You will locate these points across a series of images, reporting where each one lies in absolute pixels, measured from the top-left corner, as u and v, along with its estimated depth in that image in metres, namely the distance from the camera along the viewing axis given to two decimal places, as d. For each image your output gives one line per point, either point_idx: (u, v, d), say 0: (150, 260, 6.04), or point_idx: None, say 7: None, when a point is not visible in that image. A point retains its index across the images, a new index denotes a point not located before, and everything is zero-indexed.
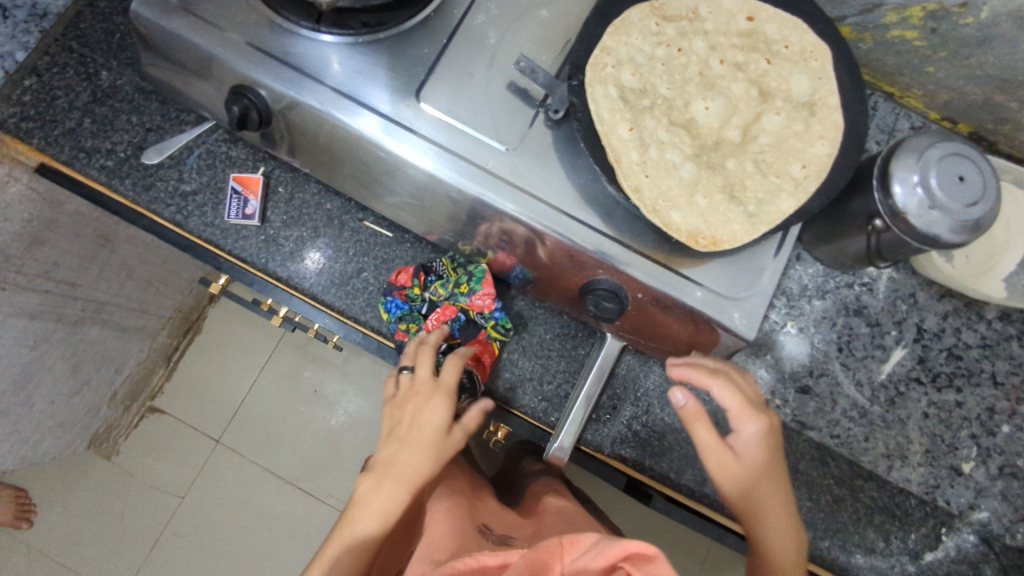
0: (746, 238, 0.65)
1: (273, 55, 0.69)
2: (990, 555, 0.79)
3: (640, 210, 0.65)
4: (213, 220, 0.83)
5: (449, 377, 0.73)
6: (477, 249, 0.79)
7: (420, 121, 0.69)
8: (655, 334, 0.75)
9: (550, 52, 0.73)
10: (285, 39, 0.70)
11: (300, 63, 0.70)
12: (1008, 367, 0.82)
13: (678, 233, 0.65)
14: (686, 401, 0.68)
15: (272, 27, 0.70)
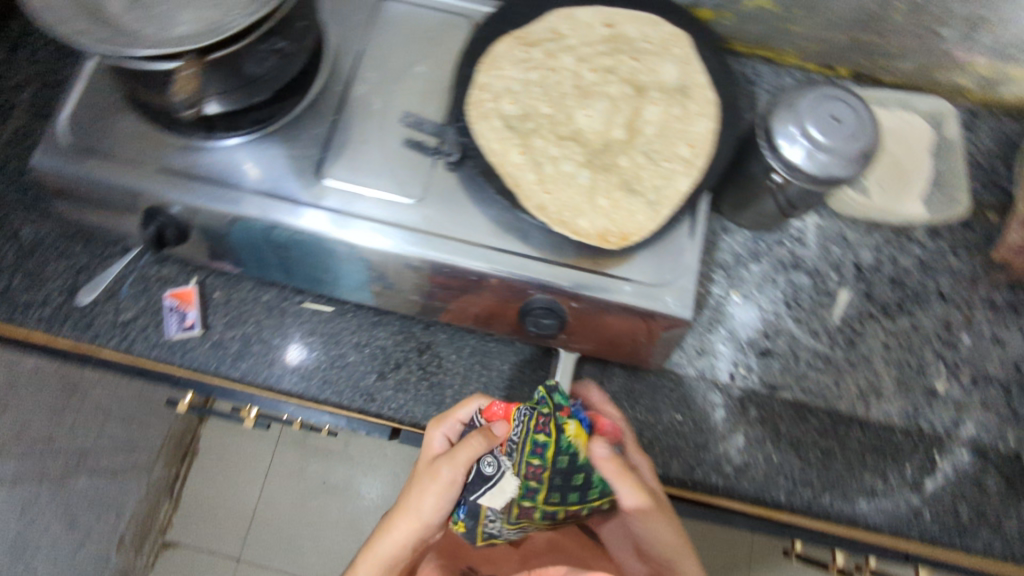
0: (653, 226, 0.68)
1: (187, 176, 0.72)
2: (991, 468, 0.78)
3: (548, 225, 0.67)
4: (159, 339, 0.83)
5: (460, 453, 0.64)
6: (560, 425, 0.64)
7: (329, 197, 0.72)
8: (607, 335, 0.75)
9: (434, 101, 0.77)
10: (195, 158, 0.73)
11: (217, 179, 0.72)
12: (949, 279, 0.86)
13: (590, 237, 0.67)
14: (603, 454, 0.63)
15: (180, 151, 0.73)
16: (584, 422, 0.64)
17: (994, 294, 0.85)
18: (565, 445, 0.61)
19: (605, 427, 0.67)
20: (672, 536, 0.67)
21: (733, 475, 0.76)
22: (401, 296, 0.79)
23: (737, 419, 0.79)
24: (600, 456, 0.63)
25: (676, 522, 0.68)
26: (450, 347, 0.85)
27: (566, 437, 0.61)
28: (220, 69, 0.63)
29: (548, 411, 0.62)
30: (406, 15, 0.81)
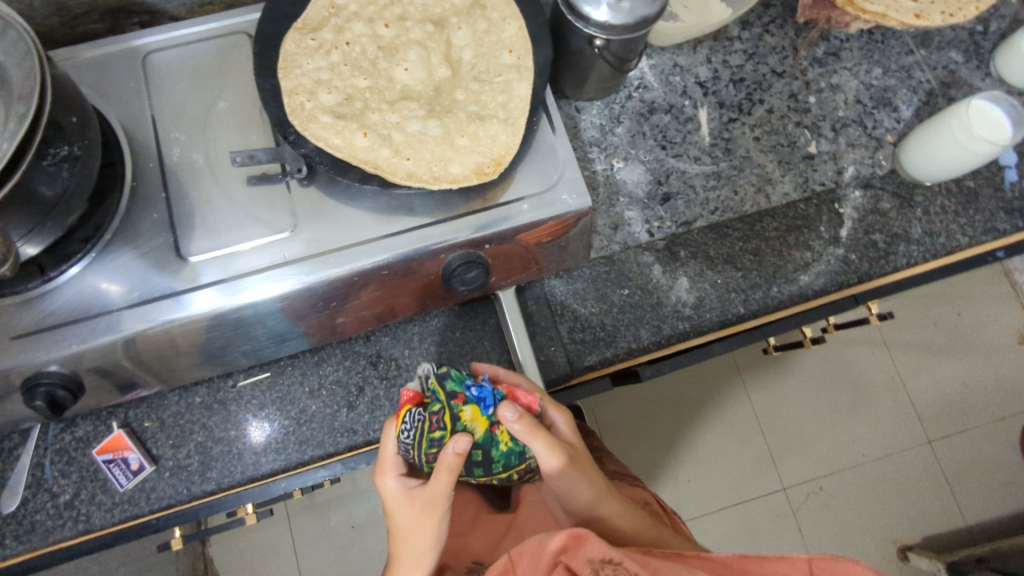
0: (517, 139, 0.68)
1: (46, 327, 0.65)
2: (882, 192, 0.87)
3: (427, 188, 0.66)
4: (114, 499, 0.77)
5: (438, 485, 0.61)
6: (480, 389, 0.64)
7: (205, 272, 0.67)
8: (528, 256, 0.76)
9: (254, 129, 0.72)
10: (42, 305, 0.66)
11: (80, 313, 0.65)
12: (776, 57, 0.93)
13: (469, 178, 0.66)
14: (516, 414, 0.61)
15: (19, 305, 0.65)
16: (486, 399, 0.64)
17: (815, 50, 0.93)
18: (460, 430, 0.62)
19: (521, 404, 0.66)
20: (589, 490, 0.65)
21: (694, 313, 0.81)
22: (327, 324, 0.76)
23: (673, 266, 0.83)
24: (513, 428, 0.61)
25: (590, 471, 0.66)
26: (398, 345, 0.83)
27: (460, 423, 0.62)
28: (15, 210, 0.56)
29: (437, 406, 0.63)
30: (178, 60, 0.75)
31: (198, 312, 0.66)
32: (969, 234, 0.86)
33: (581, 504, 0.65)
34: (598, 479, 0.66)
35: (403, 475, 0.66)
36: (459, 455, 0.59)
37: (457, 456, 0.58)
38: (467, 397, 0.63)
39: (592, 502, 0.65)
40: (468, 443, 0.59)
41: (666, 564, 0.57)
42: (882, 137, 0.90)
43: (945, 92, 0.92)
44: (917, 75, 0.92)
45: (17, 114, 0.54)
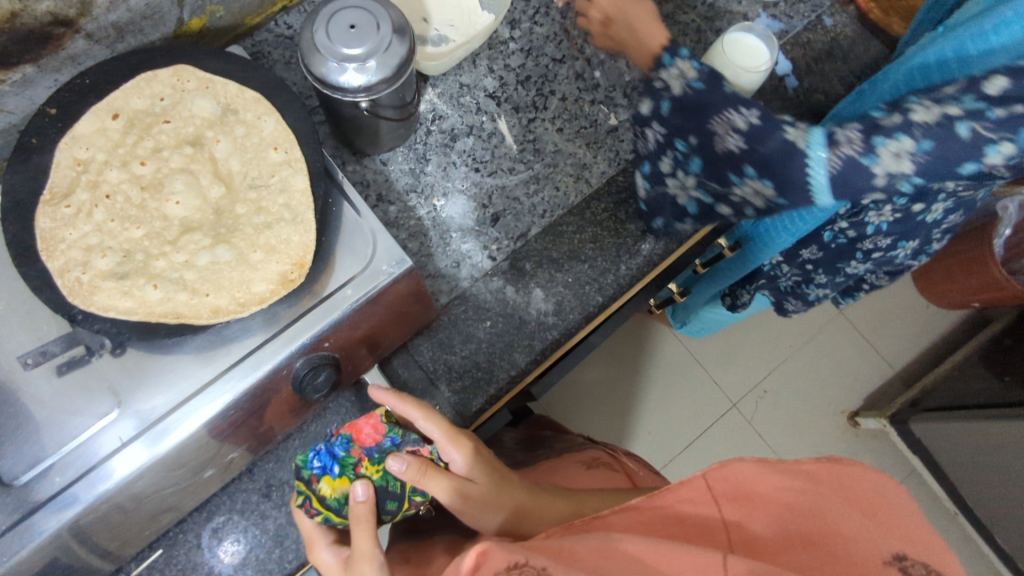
0: (312, 234, 0.66)
1: None
2: None
3: (238, 316, 0.64)
4: None
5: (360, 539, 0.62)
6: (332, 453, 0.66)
7: (44, 486, 0.62)
8: (378, 304, 0.71)
9: (42, 319, 0.67)
10: None
11: None
12: (552, 45, 0.94)
13: (277, 291, 0.64)
14: (363, 493, 0.64)
15: None
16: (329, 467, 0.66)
17: (585, 25, 0.95)
18: (331, 503, 0.66)
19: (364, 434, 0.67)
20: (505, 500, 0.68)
21: (557, 319, 0.83)
22: (199, 478, 0.73)
23: (524, 282, 0.83)
24: (368, 504, 0.63)
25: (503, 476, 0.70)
26: (285, 467, 0.81)
27: (325, 501, 0.65)
28: None
29: (303, 496, 0.67)
30: None
31: (125, 476, 0.63)
32: None
33: (500, 516, 0.67)
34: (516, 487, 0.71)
35: (332, 544, 0.68)
36: (365, 501, 0.63)
37: (362, 501, 0.63)
38: (312, 477, 0.65)
39: (506, 505, 0.68)
40: (368, 488, 0.64)
41: (575, 538, 0.59)
42: None
43: (712, 26, 0.95)
44: (682, 17, 0.96)
45: None
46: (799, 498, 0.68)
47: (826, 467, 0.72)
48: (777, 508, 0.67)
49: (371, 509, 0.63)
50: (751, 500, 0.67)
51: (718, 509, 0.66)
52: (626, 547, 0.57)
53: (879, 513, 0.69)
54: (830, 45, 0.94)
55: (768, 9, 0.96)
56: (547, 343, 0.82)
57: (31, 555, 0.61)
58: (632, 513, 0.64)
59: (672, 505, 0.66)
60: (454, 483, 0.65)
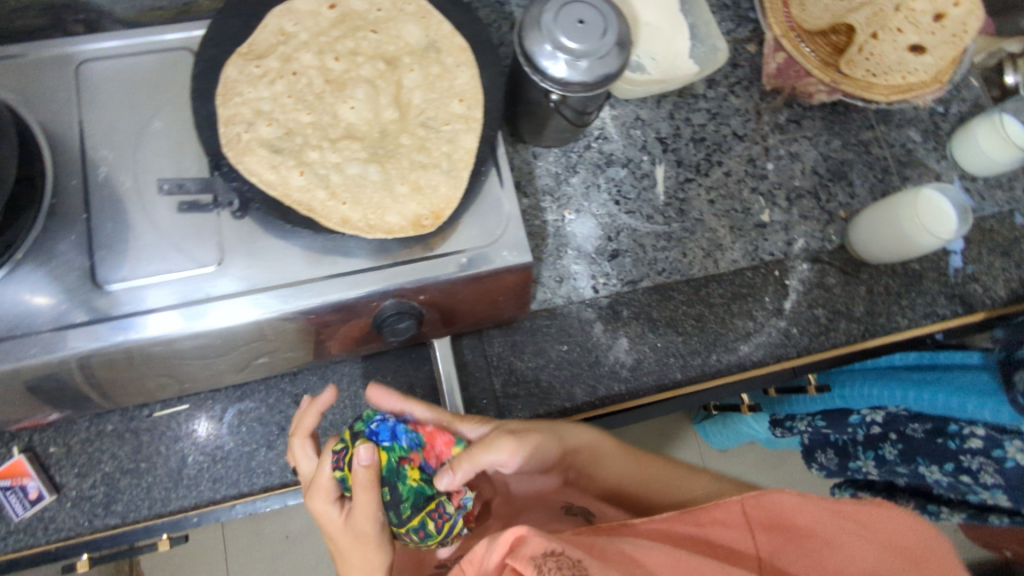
0: (458, 192, 0.66)
1: None
2: (829, 267, 0.88)
3: (360, 235, 0.64)
4: (9, 528, 0.69)
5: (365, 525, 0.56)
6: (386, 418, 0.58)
7: (122, 301, 0.64)
8: (490, 283, 0.70)
9: (189, 154, 0.70)
10: None
11: None
12: (739, 119, 0.92)
13: (406, 230, 0.65)
14: (367, 460, 0.53)
15: None
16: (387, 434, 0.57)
17: (778, 116, 0.92)
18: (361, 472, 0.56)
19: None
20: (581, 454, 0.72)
21: (631, 376, 0.80)
22: (248, 363, 0.72)
23: (615, 326, 0.82)
24: (370, 476, 0.54)
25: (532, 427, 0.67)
26: (325, 386, 0.78)
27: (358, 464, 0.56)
28: None
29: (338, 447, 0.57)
30: (117, 70, 0.72)
31: (149, 335, 0.63)
32: (909, 317, 0.87)
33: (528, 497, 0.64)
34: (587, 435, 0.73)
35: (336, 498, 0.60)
36: (368, 466, 0.53)
37: (365, 466, 0.53)
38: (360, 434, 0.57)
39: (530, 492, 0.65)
40: (373, 453, 0.54)
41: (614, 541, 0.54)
42: (835, 211, 0.90)
43: (901, 171, 0.92)
44: (875, 151, 0.93)
45: None
46: (873, 544, 0.59)
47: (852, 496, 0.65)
48: (841, 554, 0.58)
49: (372, 481, 0.54)
50: (804, 539, 0.58)
51: (752, 542, 0.58)
52: (646, 555, 0.52)
53: (935, 565, 0.59)
54: (1009, 243, 0.90)
55: (964, 181, 0.92)
56: (614, 394, 0.79)
57: (70, 358, 0.63)
58: (654, 524, 0.59)
59: (704, 527, 0.59)
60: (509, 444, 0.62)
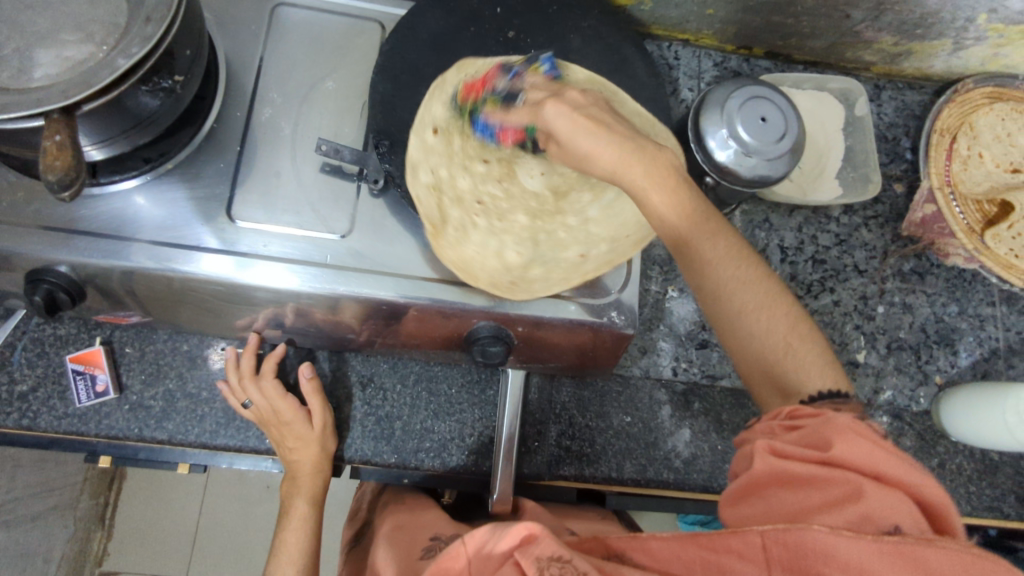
0: (597, 244, 0.67)
1: (81, 230, 0.63)
2: (906, 428, 0.86)
3: (459, 276, 0.63)
4: (67, 410, 0.72)
5: (312, 401, 0.72)
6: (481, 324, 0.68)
7: (244, 239, 0.66)
8: (594, 109, 0.55)
9: (350, 123, 0.71)
10: (88, 207, 0.64)
11: (117, 227, 0.64)
12: (864, 253, 0.90)
13: (508, 284, 0.64)
14: (309, 373, 0.72)
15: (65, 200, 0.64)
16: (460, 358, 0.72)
17: (903, 263, 0.91)
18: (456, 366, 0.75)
19: (510, 139, 0.65)
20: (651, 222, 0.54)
21: (683, 468, 0.80)
22: (336, 334, 0.73)
23: (683, 414, 0.81)
24: (307, 383, 0.72)
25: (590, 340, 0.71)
26: (392, 377, 0.79)
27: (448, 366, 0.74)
28: (97, 116, 0.54)
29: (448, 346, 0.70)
30: (309, 22, 0.74)
31: (205, 273, 0.64)
32: (973, 505, 0.84)
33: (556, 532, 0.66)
34: (650, 177, 0.52)
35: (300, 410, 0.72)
36: (310, 380, 0.73)
37: (309, 379, 0.72)
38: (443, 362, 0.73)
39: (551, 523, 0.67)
40: (314, 372, 0.73)
41: None
42: (931, 375, 0.87)
43: (1010, 357, 0.89)
44: (989, 328, 0.90)
45: (139, 36, 0.52)
46: None
47: (879, 467, 0.43)
48: None
49: (319, 385, 0.73)
50: None
51: None
52: None
53: None
54: None
55: None
56: (660, 479, 0.79)
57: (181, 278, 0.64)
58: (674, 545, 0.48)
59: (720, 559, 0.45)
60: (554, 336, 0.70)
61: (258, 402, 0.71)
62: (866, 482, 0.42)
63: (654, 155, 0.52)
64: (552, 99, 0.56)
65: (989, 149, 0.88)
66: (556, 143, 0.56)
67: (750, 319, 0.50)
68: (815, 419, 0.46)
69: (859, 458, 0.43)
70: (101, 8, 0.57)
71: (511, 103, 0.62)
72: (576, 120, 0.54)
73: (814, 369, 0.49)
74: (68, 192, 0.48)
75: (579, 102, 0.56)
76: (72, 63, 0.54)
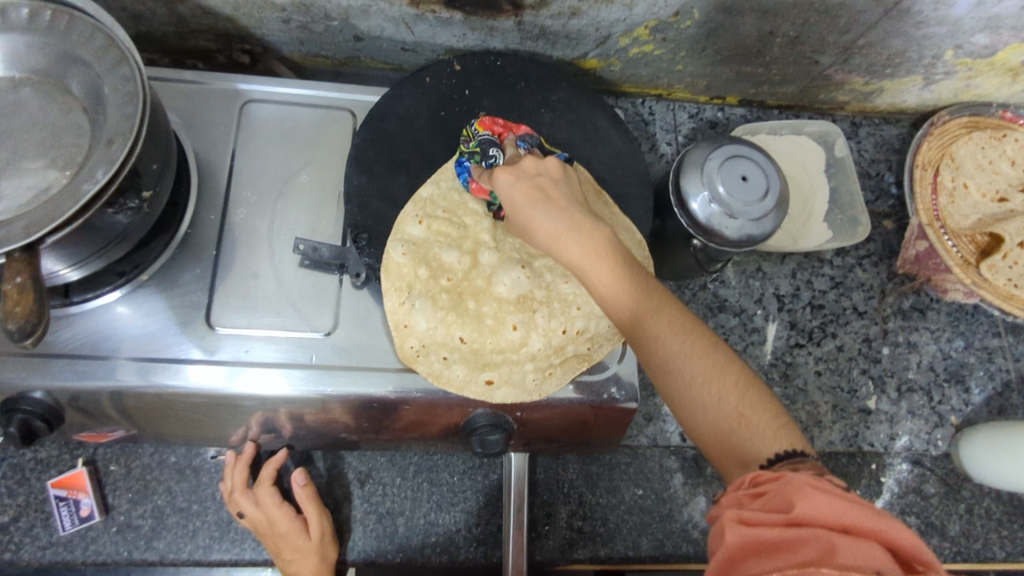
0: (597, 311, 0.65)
1: (54, 354, 0.61)
2: (926, 474, 0.83)
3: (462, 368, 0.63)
4: (51, 538, 0.69)
5: (308, 509, 0.69)
6: (480, 415, 0.65)
7: (225, 347, 0.63)
8: (543, 179, 0.58)
9: (327, 215, 0.70)
10: (60, 328, 0.62)
11: (92, 345, 0.62)
12: (861, 294, 0.89)
13: (508, 386, 0.63)
14: (303, 480, 0.70)
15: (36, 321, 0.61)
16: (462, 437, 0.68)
17: (902, 301, 0.89)
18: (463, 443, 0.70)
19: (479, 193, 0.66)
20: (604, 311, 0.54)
21: (702, 540, 0.76)
22: (328, 433, 0.70)
23: (696, 482, 0.78)
24: (300, 490, 0.69)
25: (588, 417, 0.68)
26: (391, 470, 0.76)
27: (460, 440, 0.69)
28: (65, 243, 0.53)
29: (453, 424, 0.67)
30: (277, 116, 0.73)
31: (203, 387, 0.62)
32: (1007, 549, 0.81)
33: None
34: (584, 250, 0.55)
35: (295, 520, 0.68)
36: (305, 487, 0.70)
37: (303, 486, 0.70)
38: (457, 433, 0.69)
39: None
40: (307, 477, 0.70)
41: None
42: (945, 415, 0.85)
43: (1023, 389, 0.87)
44: (998, 360, 0.88)
45: (103, 159, 0.51)
46: None
47: (845, 519, 0.39)
48: None
49: (313, 491, 0.70)
50: None
51: None
52: None
53: None
54: None
55: None
56: (682, 553, 0.76)
57: (167, 394, 0.62)
58: None
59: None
60: (550, 416, 0.67)
61: (250, 517, 0.68)
62: (835, 535, 0.38)
63: (592, 234, 0.55)
64: (504, 170, 0.58)
65: (973, 180, 0.89)
66: (511, 211, 0.58)
67: (696, 387, 0.48)
68: (774, 483, 0.42)
69: (823, 512, 0.39)
70: (65, 131, 0.56)
71: (484, 157, 0.63)
72: (523, 192, 0.57)
73: (768, 435, 0.46)
74: (31, 338, 0.46)
75: (529, 172, 0.58)
76: (36, 190, 0.53)
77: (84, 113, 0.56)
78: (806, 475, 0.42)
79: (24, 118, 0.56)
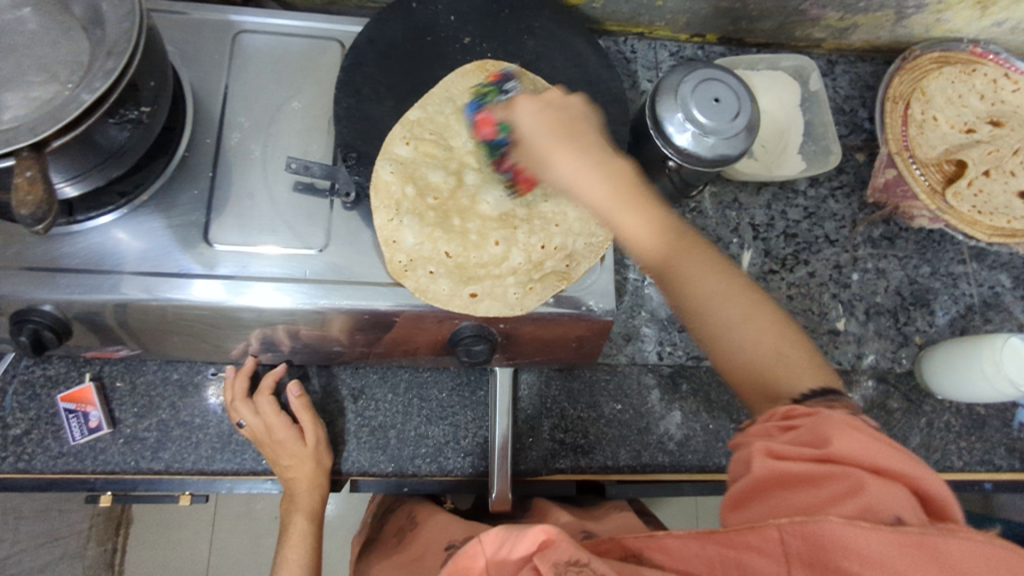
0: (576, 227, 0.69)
1: (59, 268, 0.64)
2: (890, 390, 0.88)
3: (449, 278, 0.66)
4: (61, 449, 0.73)
5: (303, 420, 0.73)
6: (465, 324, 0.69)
7: (222, 263, 0.67)
8: (564, 114, 0.60)
9: (317, 140, 0.73)
10: (65, 244, 0.65)
11: (95, 260, 0.65)
12: (834, 224, 0.92)
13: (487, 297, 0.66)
14: (298, 392, 0.74)
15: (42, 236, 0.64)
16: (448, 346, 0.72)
17: (873, 230, 0.93)
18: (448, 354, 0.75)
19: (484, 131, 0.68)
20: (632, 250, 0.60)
21: (677, 450, 0.81)
22: (322, 348, 0.73)
23: (672, 397, 0.83)
24: (295, 401, 0.74)
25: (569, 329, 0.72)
26: (383, 387, 0.80)
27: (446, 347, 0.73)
28: (67, 153, 0.55)
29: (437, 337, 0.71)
30: (268, 46, 0.75)
31: (204, 298, 0.65)
32: (965, 458, 0.86)
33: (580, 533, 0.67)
34: (612, 190, 0.59)
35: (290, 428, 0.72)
36: (298, 398, 0.74)
37: (297, 397, 0.74)
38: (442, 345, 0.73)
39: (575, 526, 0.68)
40: (301, 390, 0.74)
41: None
42: (910, 336, 0.89)
43: (984, 312, 0.91)
44: (962, 285, 0.92)
45: (102, 70, 0.53)
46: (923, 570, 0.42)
47: (877, 461, 0.46)
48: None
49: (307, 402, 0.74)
50: None
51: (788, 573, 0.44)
52: None
53: None
54: None
55: None
56: (657, 463, 0.80)
57: (173, 306, 0.65)
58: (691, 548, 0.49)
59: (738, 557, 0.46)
60: (531, 327, 0.70)
61: (249, 424, 0.73)
62: (865, 475, 0.46)
63: (621, 173, 0.59)
64: (527, 97, 0.61)
65: (942, 112, 0.91)
66: (529, 140, 0.60)
67: (736, 328, 0.56)
68: (809, 420, 0.50)
69: (855, 452, 0.47)
70: (64, 48, 0.58)
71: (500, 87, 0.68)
72: (548, 121, 0.59)
73: (804, 372, 0.54)
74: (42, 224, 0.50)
75: (555, 103, 0.61)
76: (41, 101, 0.56)
77: (81, 32, 0.59)
78: (840, 417, 0.49)
79: (24, 36, 0.59)
